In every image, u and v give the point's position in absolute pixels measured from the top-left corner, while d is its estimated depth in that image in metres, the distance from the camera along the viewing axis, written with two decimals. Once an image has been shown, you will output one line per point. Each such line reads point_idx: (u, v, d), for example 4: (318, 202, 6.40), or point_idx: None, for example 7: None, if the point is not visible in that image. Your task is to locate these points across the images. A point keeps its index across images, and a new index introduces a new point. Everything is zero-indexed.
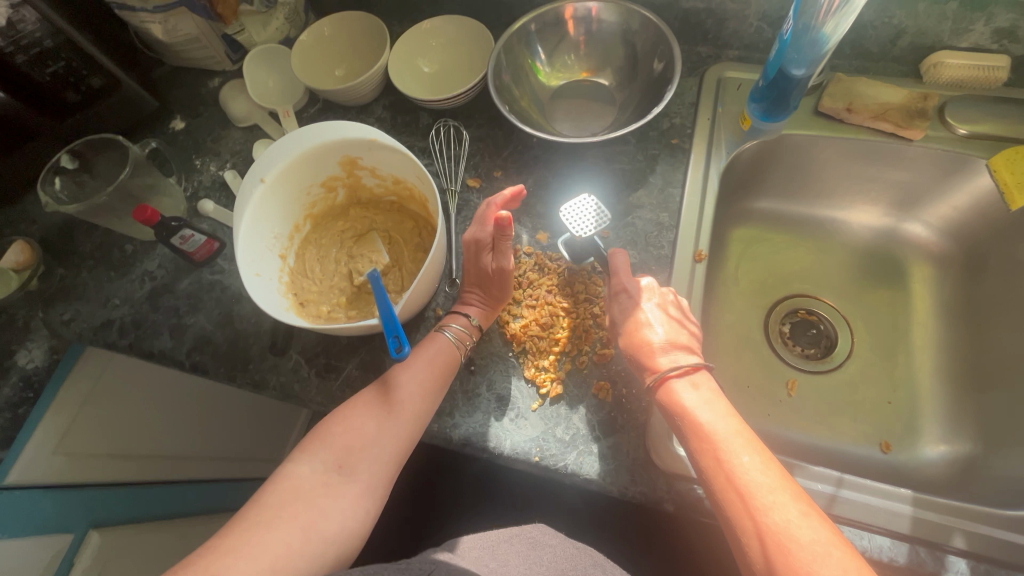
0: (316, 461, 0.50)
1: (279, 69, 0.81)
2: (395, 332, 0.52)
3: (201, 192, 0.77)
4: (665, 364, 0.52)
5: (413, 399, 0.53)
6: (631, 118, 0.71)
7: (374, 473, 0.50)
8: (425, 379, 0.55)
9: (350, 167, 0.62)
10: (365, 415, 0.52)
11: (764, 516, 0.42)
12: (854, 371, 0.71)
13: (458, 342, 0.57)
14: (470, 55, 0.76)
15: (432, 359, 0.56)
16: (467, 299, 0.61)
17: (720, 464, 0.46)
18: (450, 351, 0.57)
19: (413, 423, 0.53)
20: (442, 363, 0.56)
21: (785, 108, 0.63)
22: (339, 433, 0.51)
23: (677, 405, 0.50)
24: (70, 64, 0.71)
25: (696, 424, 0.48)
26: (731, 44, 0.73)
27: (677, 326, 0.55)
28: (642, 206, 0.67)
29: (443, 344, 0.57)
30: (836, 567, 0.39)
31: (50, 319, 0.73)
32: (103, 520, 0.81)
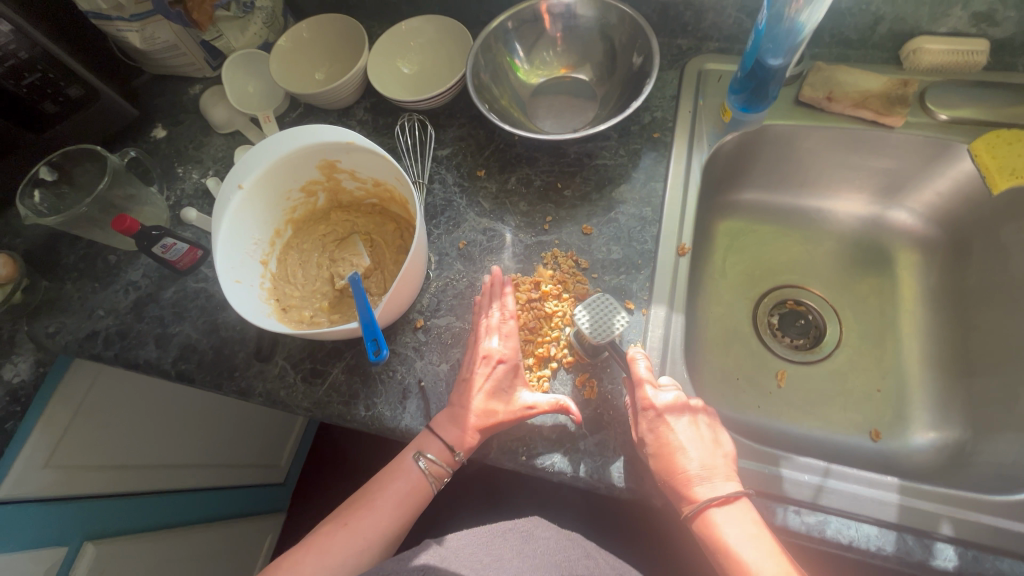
0: None
1: (258, 75, 0.80)
2: (374, 335, 0.53)
3: (184, 201, 0.77)
4: (706, 495, 0.48)
5: (386, 518, 0.55)
6: (611, 113, 0.70)
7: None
8: (393, 515, 0.55)
9: (329, 171, 0.62)
10: (338, 542, 0.53)
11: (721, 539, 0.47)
12: (843, 360, 0.71)
13: (431, 474, 0.56)
14: (449, 54, 0.76)
15: (409, 482, 0.56)
16: (440, 425, 0.55)
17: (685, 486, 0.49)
18: (427, 476, 0.56)
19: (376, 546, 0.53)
20: (423, 482, 0.56)
21: (764, 99, 0.63)
22: (308, 556, 0.52)
23: (720, 543, 0.47)
24: (46, 75, 0.70)
25: (740, 565, 0.46)
26: (711, 36, 0.72)
27: (711, 451, 0.51)
28: (625, 202, 0.67)
29: (414, 475, 0.56)
30: None
31: (34, 332, 0.72)
32: (98, 531, 0.81)
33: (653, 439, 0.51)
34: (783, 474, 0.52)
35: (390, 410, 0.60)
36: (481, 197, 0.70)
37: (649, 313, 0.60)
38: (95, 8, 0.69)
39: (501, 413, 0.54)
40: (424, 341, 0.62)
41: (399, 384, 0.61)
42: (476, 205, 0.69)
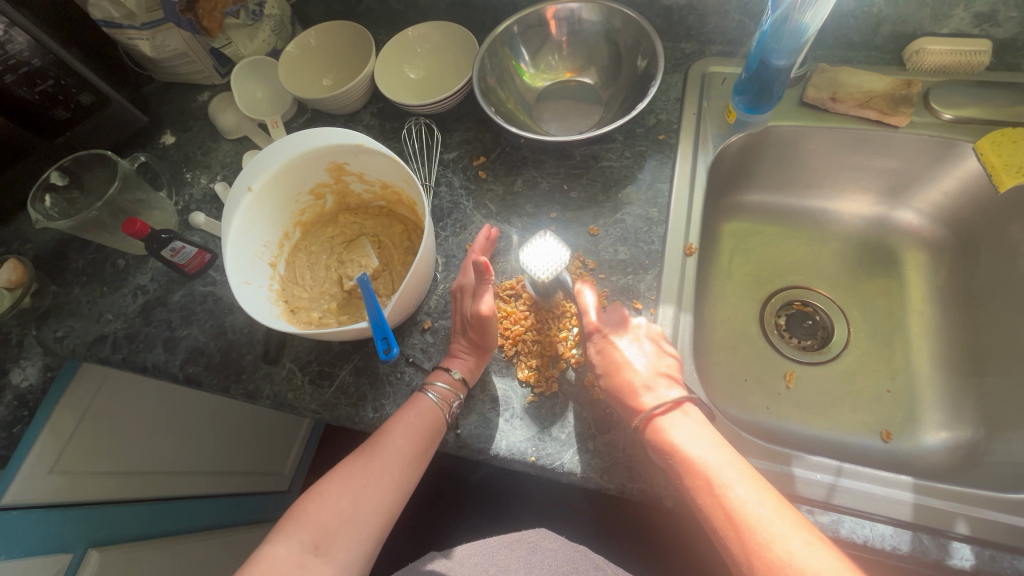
0: (291, 542, 0.50)
1: (267, 81, 0.81)
2: (384, 334, 0.53)
3: (192, 205, 0.78)
4: (651, 403, 0.51)
5: (390, 466, 0.53)
6: (616, 116, 0.71)
7: (353, 553, 0.50)
8: (400, 463, 0.53)
9: (338, 173, 0.62)
10: (341, 499, 0.52)
11: (707, 476, 0.46)
12: (852, 361, 0.71)
13: (441, 402, 0.55)
14: (455, 59, 0.77)
15: (410, 426, 0.54)
16: (454, 350, 0.58)
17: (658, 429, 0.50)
18: (433, 414, 0.54)
19: (387, 497, 0.52)
20: (425, 426, 0.54)
21: (769, 100, 0.63)
22: (315, 513, 0.51)
23: (668, 444, 0.49)
24: (59, 82, 0.71)
25: (688, 461, 0.47)
26: (714, 39, 0.73)
27: (654, 362, 0.54)
28: (630, 203, 0.67)
29: (425, 406, 0.55)
30: None
31: (42, 336, 0.72)
32: (103, 539, 0.80)
33: (600, 360, 0.55)
34: (795, 473, 0.51)
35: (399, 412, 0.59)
36: (487, 200, 0.70)
37: (657, 314, 0.60)
38: (108, 17, 0.70)
39: (489, 313, 0.55)
40: (432, 342, 0.62)
41: (407, 385, 0.61)
42: (483, 207, 0.70)
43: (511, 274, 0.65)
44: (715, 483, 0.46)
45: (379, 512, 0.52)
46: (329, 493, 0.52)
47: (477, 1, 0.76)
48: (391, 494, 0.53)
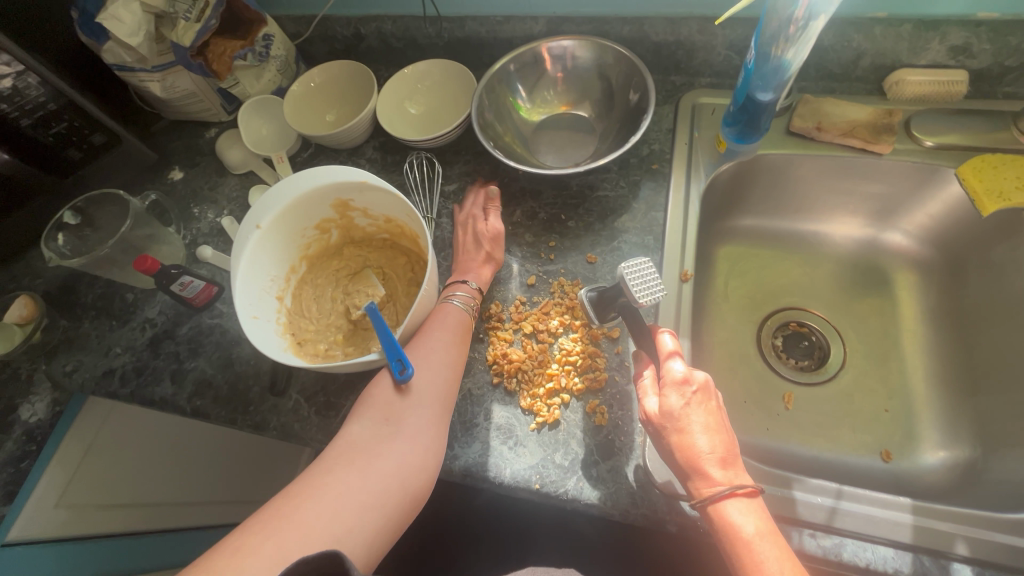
0: (364, 419, 0.51)
1: (272, 118, 0.84)
2: (397, 355, 0.53)
3: (200, 239, 0.80)
4: (723, 481, 0.47)
5: (439, 348, 0.56)
6: (611, 147, 0.73)
7: (424, 417, 0.52)
8: (445, 347, 0.57)
9: (343, 209, 0.64)
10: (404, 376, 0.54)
11: (737, 526, 0.45)
12: (849, 381, 0.72)
13: (467, 306, 0.61)
14: (454, 94, 0.80)
15: (450, 325, 0.59)
16: (466, 266, 0.66)
17: (700, 475, 0.48)
18: (465, 316, 0.60)
19: (446, 372, 0.55)
20: (458, 324, 0.59)
21: (757, 131, 0.65)
22: (380, 392, 0.53)
23: (734, 532, 0.45)
24: (72, 123, 0.74)
25: (755, 560, 0.43)
26: (702, 72, 0.76)
27: (729, 436, 0.50)
28: (626, 231, 0.69)
29: (454, 309, 0.60)
30: None
31: (52, 371, 0.73)
32: (103, 574, 0.80)
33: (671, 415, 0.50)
34: (796, 496, 0.52)
35: None
36: None
37: None
38: (120, 61, 0.73)
39: (499, 226, 0.67)
40: None
41: None
42: None
43: (512, 303, 0.66)
44: (740, 537, 0.45)
45: (439, 383, 0.55)
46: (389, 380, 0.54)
47: (474, 41, 0.79)
48: (450, 371, 0.56)
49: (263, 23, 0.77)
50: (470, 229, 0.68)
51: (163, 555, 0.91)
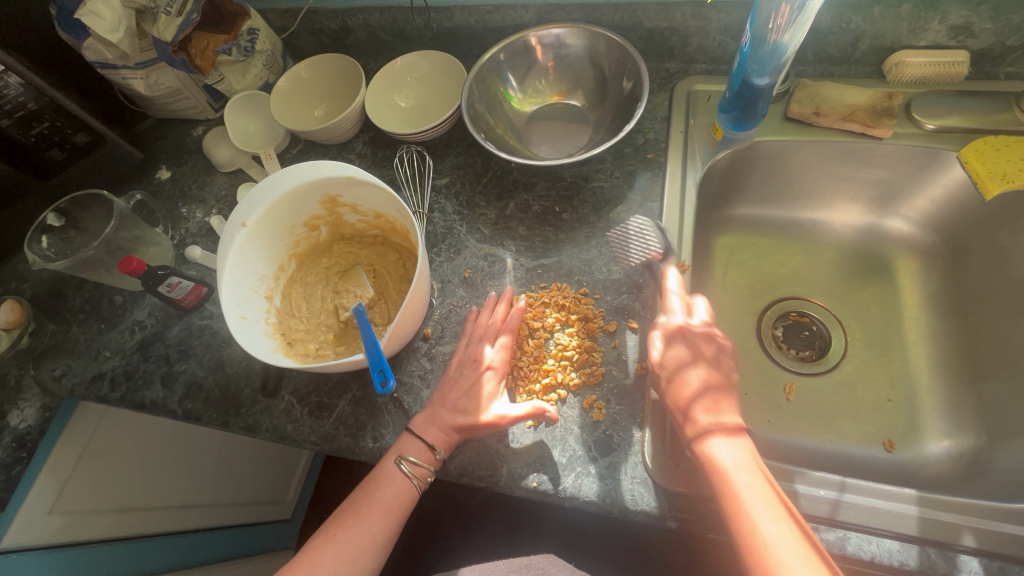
0: None
1: (259, 114, 0.82)
2: (380, 366, 0.53)
3: (188, 240, 0.78)
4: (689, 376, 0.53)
5: (365, 549, 0.52)
6: (605, 137, 0.72)
7: None
8: (377, 528, 0.53)
9: (331, 205, 0.63)
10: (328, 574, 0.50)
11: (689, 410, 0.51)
12: (851, 370, 0.71)
13: (414, 478, 0.54)
14: (445, 86, 0.78)
15: (385, 503, 0.54)
16: (435, 422, 0.55)
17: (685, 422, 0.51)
18: (405, 487, 0.54)
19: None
20: (398, 504, 0.54)
21: (753, 116, 0.64)
22: None
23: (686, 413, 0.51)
24: (54, 124, 0.72)
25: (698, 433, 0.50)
26: (698, 58, 0.75)
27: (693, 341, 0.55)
28: (622, 222, 0.68)
29: (399, 482, 0.54)
30: None
31: (40, 376, 0.72)
32: None
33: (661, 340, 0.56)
34: (798, 490, 0.51)
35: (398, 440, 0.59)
36: (480, 224, 0.71)
37: None
38: (102, 59, 0.71)
39: (501, 420, 0.54)
40: (430, 368, 0.63)
41: (406, 414, 0.61)
42: (477, 231, 0.70)
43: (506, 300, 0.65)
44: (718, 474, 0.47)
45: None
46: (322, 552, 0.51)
47: (464, 31, 0.78)
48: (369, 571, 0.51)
49: (246, 16, 0.75)
50: (459, 388, 0.57)
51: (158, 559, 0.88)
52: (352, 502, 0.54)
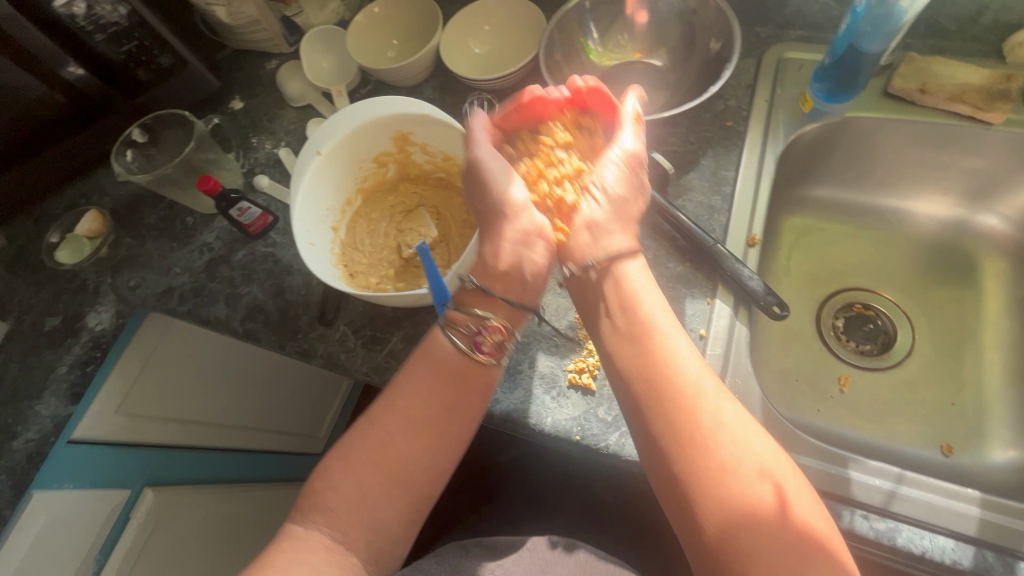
0: (306, 524, 0.46)
1: (333, 51, 0.82)
2: (444, 300, 0.54)
3: (257, 168, 0.80)
4: (609, 252, 0.53)
5: (402, 426, 0.49)
6: (684, 100, 0.68)
7: (370, 531, 0.46)
8: (415, 408, 0.49)
9: (402, 142, 0.63)
10: (365, 457, 0.48)
11: (626, 285, 0.51)
12: (913, 369, 0.69)
13: (466, 345, 0.51)
14: (522, 34, 0.76)
15: (423, 377, 0.51)
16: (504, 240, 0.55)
17: (630, 301, 0.50)
18: (449, 360, 0.51)
19: (403, 457, 0.48)
20: (438, 376, 0.51)
21: (852, 89, 0.60)
22: (322, 492, 0.47)
23: (626, 291, 0.51)
24: (142, 43, 0.75)
25: (645, 314, 0.49)
26: (793, 23, 0.70)
27: (626, 180, 0.54)
28: (691, 189, 0.65)
29: (443, 351, 0.51)
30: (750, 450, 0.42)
31: (117, 285, 0.78)
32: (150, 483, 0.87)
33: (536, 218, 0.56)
34: (851, 476, 0.49)
35: None
36: None
37: (714, 304, 0.59)
38: None
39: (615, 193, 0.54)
40: None
41: None
42: None
43: None
44: (663, 342, 0.47)
45: (399, 457, 0.48)
46: (354, 453, 0.48)
47: None
48: (413, 447, 0.48)
49: None
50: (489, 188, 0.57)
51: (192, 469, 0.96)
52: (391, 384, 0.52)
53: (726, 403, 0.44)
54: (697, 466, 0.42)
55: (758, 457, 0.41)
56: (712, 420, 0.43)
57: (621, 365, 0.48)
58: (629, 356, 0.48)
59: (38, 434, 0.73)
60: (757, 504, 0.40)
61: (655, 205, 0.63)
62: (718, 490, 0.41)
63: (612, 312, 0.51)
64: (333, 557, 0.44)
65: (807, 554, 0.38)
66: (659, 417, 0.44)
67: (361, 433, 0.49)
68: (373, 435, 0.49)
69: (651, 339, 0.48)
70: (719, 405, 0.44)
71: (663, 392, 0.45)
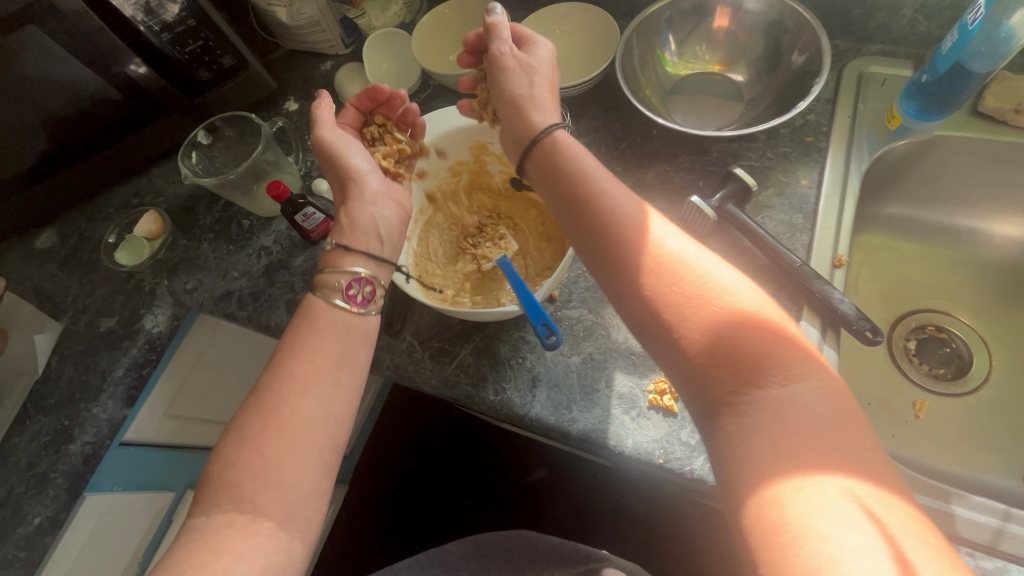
0: (210, 512, 0.41)
1: (395, 54, 0.81)
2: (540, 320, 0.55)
3: (315, 172, 0.79)
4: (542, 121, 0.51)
5: (288, 385, 0.45)
6: (762, 115, 0.67)
7: (286, 497, 0.42)
8: (306, 364, 0.47)
9: (479, 151, 0.63)
10: (253, 424, 0.44)
11: (583, 170, 0.48)
12: (994, 396, 0.66)
13: (350, 307, 0.50)
14: (592, 42, 0.74)
15: (310, 334, 0.48)
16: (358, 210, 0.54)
17: (592, 186, 0.47)
18: (334, 317, 0.49)
19: (298, 415, 0.44)
20: (324, 331, 0.48)
21: (947, 108, 0.58)
22: (220, 474, 0.43)
23: (584, 176, 0.47)
24: (207, 43, 0.73)
25: (611, 198, 0.46)
26: (875, 37, 0.68)
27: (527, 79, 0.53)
28: (771, 207, 0.64)
29: (325, 309, 0.49)
30: (758, 309, 0.39)
31: (173, 287, 0.75)
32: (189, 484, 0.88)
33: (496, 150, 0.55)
34: (955, 512, 0.48)
35: (520, 397, 0.59)
36: None
37: (799, 326, 0.57)
38: None
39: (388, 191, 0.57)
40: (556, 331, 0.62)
41: (528, 371, 0.61)
42: None
43: None
44: (635, 225, 0.44)
45: (292, 416, 0.44)
46: (248, 425, 0.44)
47: None
48: (306, 402, 0.45)
49: None
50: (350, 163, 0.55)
51: None
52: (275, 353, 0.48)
53: (721, 269, 0.41)
54: (715, 346, 0.38)
55: (725, 282, 0.39)
56: (677, 257, 0.41)
57: (604, 263, 0.44)
58: (579, 210, 0.47)
59: (94, 437, 0.72)
60: (750, 327, 0.38)
61: (736, 222, 0.61)
62: (749, 368, 0.37)
63: (569, 196, 0.48)
64: (251, 530, 0.40)
65: (795, 366, 0.36)
66: (668, 308, 0.40)
67: (249, 405, 0.45)
68: (263, 401, 0.45)
69: (627, 223, 0.44)
70: (714, 270, 0.40)
71: (658, 275, 0.41)
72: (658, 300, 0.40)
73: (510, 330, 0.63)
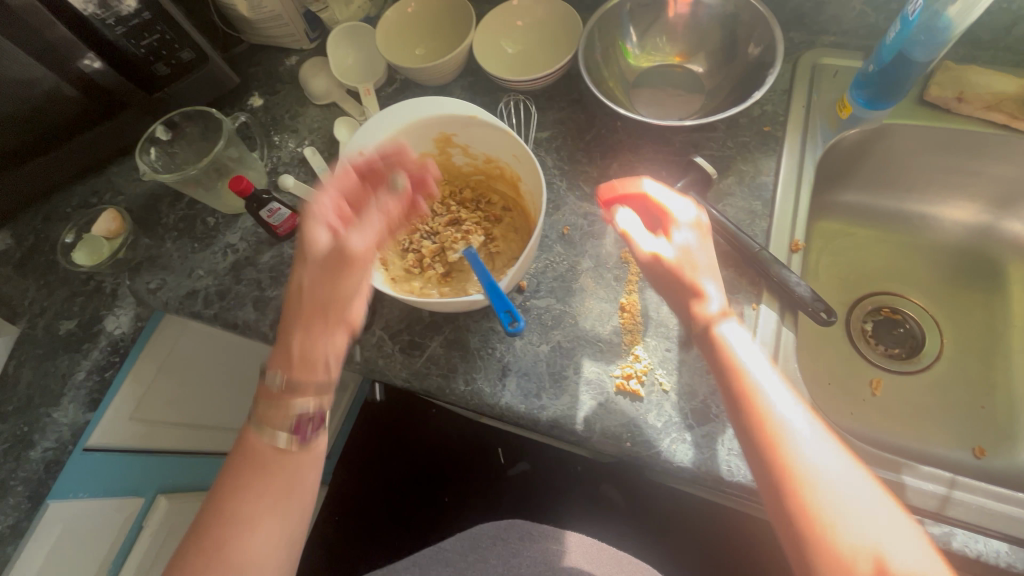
0: (204, 553, 0.46)
1: (360, 49, 0.81)
2: (508, 309, 0.55)
3: (281, 168, 0.78)
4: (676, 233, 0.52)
5: (278, 437, 0.49)
6: (722, 105, 0.69)
7: (278, 536, 0.47)
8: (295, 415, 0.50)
9: (443, 144, 0.62)
10: (247, 474, 0.48)
11: (699, 300, 0.49)
12: (943, 373, 0.70)
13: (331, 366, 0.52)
14: (556, 35, 0.75)
15: (292, 389, 0.50)
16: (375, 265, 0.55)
17: (702, 322, 0.49)
18: (315, 372, 0.51)
19: (288, 466, 0.49)
20: (305, 389, 0.50)
21: (894, 96, 0.61)
22: (215, 521, 0.47)
23: (702, 317, 0.49)
24: (163, 37, 0.72)
25: (721, 357, 0.47)
26: (828, 30, 0.70)
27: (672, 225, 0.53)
28: (731, 194, 0.65)
29: (304, 368, 0.51)
30: (861, 513, 0.39)
31: (135, 287, 0.74)
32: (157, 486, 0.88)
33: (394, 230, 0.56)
34: (905, 481, 0.50)
35: (490, 386, 0.60)
36: (582, 181, 0.69)
37: (759, 309, 0.59)
38: None
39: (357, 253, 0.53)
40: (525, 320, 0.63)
41: (499, 361, 0.61)
42: (577, 189, 0.69)
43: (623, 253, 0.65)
44: (744, 378, 0.45)
45: (283, 462, 0.49)
46: (241, 481, 0.48)
47: None
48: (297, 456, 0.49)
49: None
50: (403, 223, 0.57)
51: (190, 475, 0.94)
52: (255, 406, 0.50)
53: (822, 445, 0.42)
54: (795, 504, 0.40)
55: (822, 470, 0.41)
56: (780, 424, 0.43)
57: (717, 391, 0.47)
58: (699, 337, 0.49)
59: (56, 442, 0.70)
60: (812, 524, 0.39)
61: (698, 209, 0.62)
62: (823, 527, 0.39)
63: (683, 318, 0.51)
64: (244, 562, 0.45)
65: None
66: (756, 450, 0.43)
67: (240, 456, 0.49)
68: (256, 454, 0.49)
69: (732, 363, 0.46)
70: (818, 457, 0.41)
71: (754, 428, 0.43)
72: (749, 440, 0.44)
73: (479, 321, 0.64)
